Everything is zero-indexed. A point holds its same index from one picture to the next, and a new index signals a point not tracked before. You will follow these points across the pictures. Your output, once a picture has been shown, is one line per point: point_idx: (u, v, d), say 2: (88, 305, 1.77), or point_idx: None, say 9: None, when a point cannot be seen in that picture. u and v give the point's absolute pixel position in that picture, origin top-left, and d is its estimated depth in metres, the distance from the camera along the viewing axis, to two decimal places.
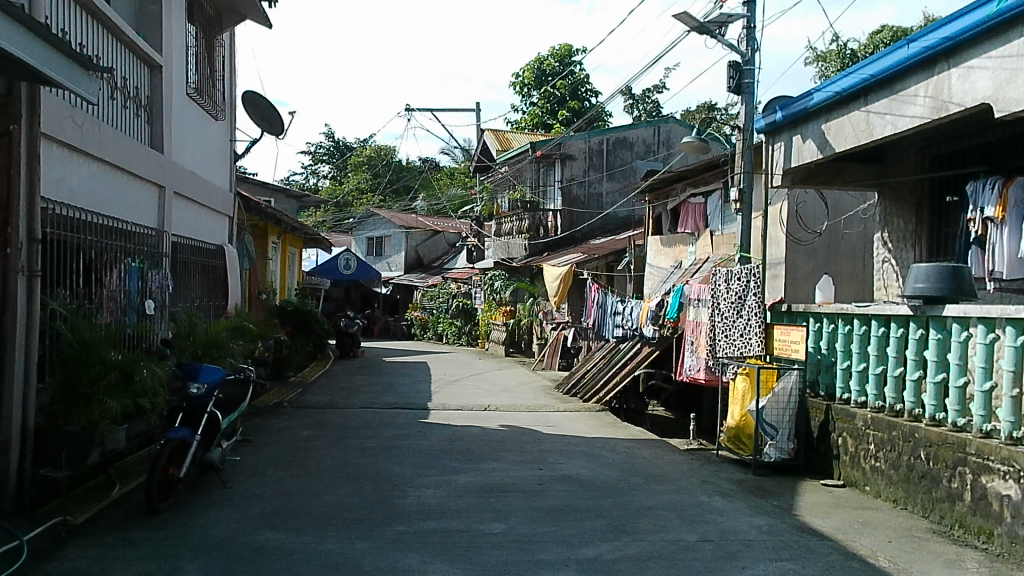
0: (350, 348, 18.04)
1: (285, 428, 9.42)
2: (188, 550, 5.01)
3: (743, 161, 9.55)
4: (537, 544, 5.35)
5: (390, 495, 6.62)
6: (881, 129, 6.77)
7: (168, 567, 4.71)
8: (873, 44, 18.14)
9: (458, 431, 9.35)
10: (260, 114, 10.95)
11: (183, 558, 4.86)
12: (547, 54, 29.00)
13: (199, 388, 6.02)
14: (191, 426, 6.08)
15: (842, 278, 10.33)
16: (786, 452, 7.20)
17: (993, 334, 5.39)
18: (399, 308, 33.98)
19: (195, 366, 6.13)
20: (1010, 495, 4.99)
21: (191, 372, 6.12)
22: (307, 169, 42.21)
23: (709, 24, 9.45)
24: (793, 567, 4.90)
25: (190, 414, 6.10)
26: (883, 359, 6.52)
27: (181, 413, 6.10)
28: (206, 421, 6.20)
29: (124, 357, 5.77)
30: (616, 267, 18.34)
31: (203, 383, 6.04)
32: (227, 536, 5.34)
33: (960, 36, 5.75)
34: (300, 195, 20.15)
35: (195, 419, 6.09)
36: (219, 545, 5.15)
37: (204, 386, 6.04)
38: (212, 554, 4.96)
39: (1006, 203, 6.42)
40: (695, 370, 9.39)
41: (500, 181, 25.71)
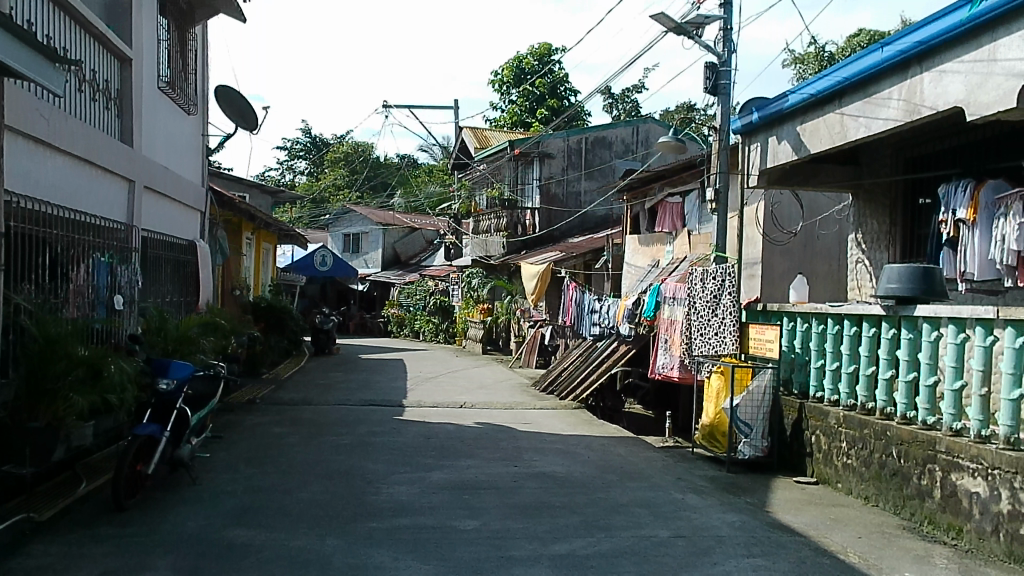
0: (326, 346, 17.94)
1: (258, 424, 9.37)
2: (156, 547, 4.97)
3: (719, 162, 9.54)
4: (511, 540, 5.38)
5: (363, 492, 6.59)
6: (855, 131, 6.87)
7: (136, 564, 4.66)
8: (850, 48, 18.40)
9: (434, 428, 9.36)
10: (233, 109, 10.84)
11: (151, 555, 4.82)
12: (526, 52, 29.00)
13: (167, 384, 5.99)
14: (160, 421, 6.04)
15: (817, 276, 10.45)
16: (760, 449, 7.27)
17: (963, 335, 5.50)
18: (376, 305, 33.88)
19: (164, 362, 6.11)
20: (978, 493, 5.10)
21: (160, 368, 6.09)
22: (282, 165, 41.93)
23: (687, 25, 9.50)
24: (764, 563, 4.96)
25: (159, 410, 6.06)
26: (856, 358, 6.62)
27: (150, 409, 6.06)
28: (176, 417, 6.14)
29: (90, 352, 5.72)
30: (593, 265, 18.47)
31: (173, 378, 6.03)
32: (197, 532, 5.31)
33: (932, 41, 5.87)
34: (275, 191, 20.05)
35: (164, 415, 6.05)
36: (187, 542, 5.11)
37: (173, 381, 6.02)
38: (181, 551, 4.92)
39: (977, 205, 6.55)
40: (669, 368, 9.48)
41: (479, 179, 25.70)
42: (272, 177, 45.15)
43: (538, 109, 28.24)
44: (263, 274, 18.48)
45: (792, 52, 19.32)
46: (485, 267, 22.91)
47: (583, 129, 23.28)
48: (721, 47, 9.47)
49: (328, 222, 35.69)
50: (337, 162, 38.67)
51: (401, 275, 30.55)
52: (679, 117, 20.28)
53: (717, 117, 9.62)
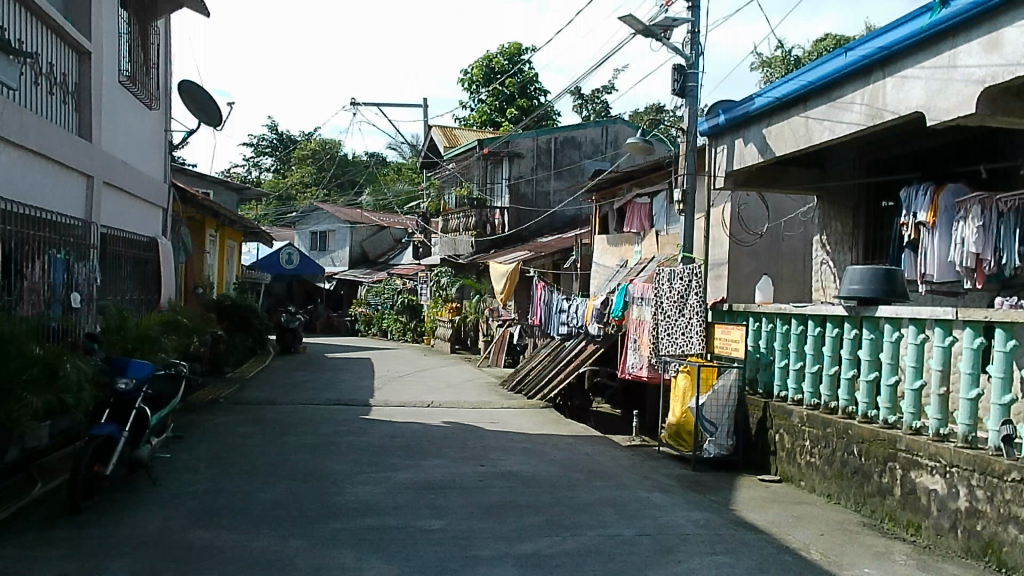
0: (292, 344, 17.77)
1: (222, 424, 9.27)
2: (115, 549, 4.90)
3: (687, 163, 9.56)
4: (476, 539, 5.38)
5: (327, 492, 6.54)
6: (820, 134, 6.97)
7: (91, 566, 4.60)
8: (817, 52, 18.69)
9: (401, 427, 9.33)
10: (196, 104, 10.71)
11: (107, 557, 4.74)
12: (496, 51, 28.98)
13: (127, 383, 5.92)
14: (118, 421, 5.96)
15: (783, 277, 10.59)
16: (725, 448, 7.35)
17: (923, 335, 5.63)
18: (343, 303, 33.71)
19: (123, 361, 6.05)
20: (936, 490, 5.21)
21: (119, 367, 6.03)
22: (248, 162, 41.52)
23: (654, 28, 9.58)
24: (727, 561, 5.03)
25: (117, 410, 5.98)
26: (820, 357, 6.72)
27: (107, 409, 5.97)
28: (135, 417, 6.05)
29: (45, 351, 5.61)
30: (562, 264, 18.53)
31: (132, 377, 5.96)
32: (156, 534, 5.23)
33: (893, 47, 5.99)
34: (241, 188, 19.84)
35: (123, 415, 5.98)
36: (146, 543, 5.05)
37: (132, 381, 5.95)
38: (138, 553, 4.86)
39: (937, 209, 6.70)
40: (638, 368, 9.53)
41: (448, 177, 25.64)
42: (238, 174, 44.68)
43: (507, 109, 28.30)
44: (227, 272, 18.27)
45: (758, 55, 19.59)
46: (453, 266, 22.89)
47: (553, 129, 23.33)
48: (688, 50, 9.57)
49: (294, 220, 35.39)
50: (304, 159, 38.38)
51: (369, 274, 30.41)
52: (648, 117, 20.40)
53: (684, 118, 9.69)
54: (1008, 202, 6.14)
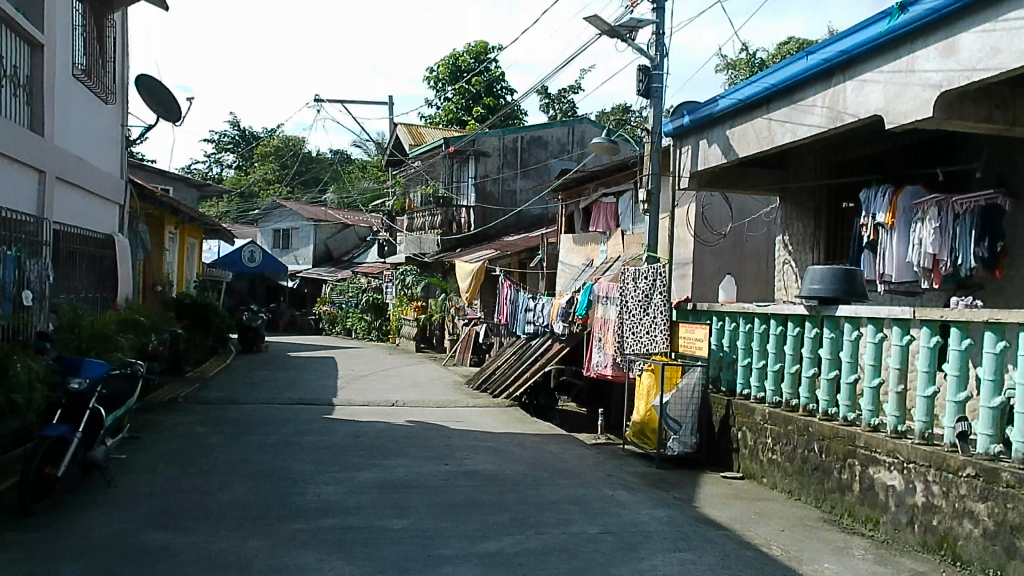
0: (254, 344, 17.55)
1: (180, 424, 9.11)
2: (68, 552, 4.80)
3: (652, 163, 9.61)
4: (439, 539, 5.37)
5: (288, 492, 6.48)
6: (782, 136, 7.07)
7: (41, 570, 4.50)
8: (781, 54, 18.95)
9: (364, 426, 9.27)
10: (155, 99, 10.52)
11: (60, 561, 4.65)
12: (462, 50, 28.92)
13: (80, 382, 5.78)
14: (71, 421, 5.81)
15: (746, 277, 10.75)
16: (689, 446, 7.43)
17: (881, 334, 5.75)
18: (306, 301, 33.43)
19: (76, 362, 5.89)
20: (894, 486, 5.32)
21: (71, 367, 5.87)
22: (209, 158, 40.96)
23: (620, 28, 9.64)
24: (689, 557, 5.08)
25: (70, 410, 5.84)
26: (781, 356, 6.82)
27: (60, 410, 5.82)
28: (90, 417, 5.93)
29: None
30: (528, 263, 18.56)
31: (85, 377, 5.82)
32: (110, 536, 5.14)
33: (854, 50, 6.09)
34: (202, 185, 19.56)
35: (76, 415, 5.83)
36: (100, 545, 4.96)
37: (86, 380, 5.80)
38: (92, 555, 4.77)
39: (896, 210, 6.84)
40: (602, 366, 9.60)
41: (413, 175, 25.54)
42: (198, 170, 44.07)
43: (473, 108, 28.24)
44: (187, 270, 18.02)
45: (724, 57, 19.78)
46: (419, 264, 22.86)
47: (519, 128, 23.33)
48: (653, 51, 9.63)
49: (256, 217, 35.00)
50: (267, 156, 37.96)
51: (334, 272, 30.24)
52: (615, 117, 20.50)
53: (649, 119, 9.74)
54: (964, 204, 6.30)
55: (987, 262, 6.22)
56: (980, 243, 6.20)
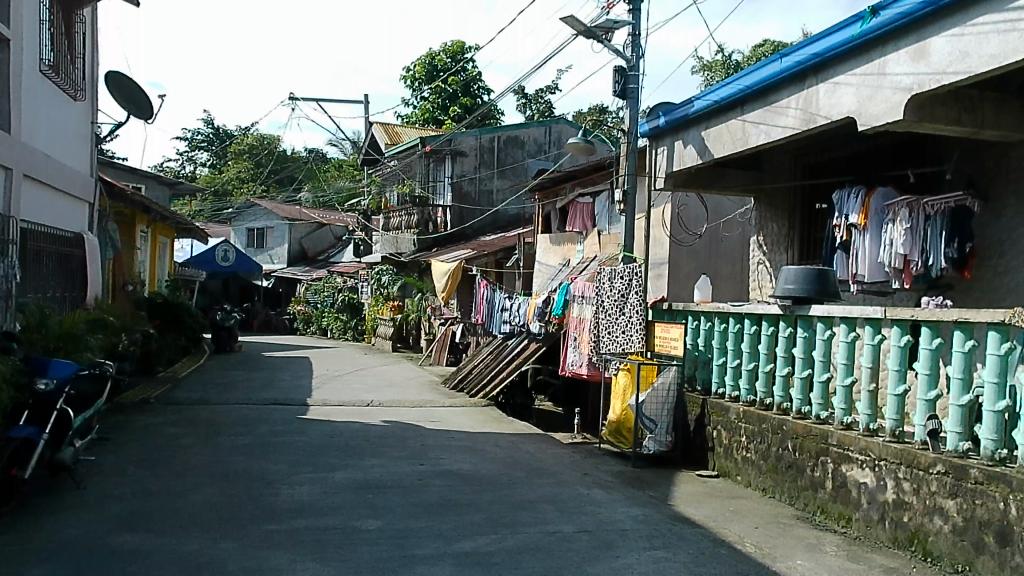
0: (228, 344, 17.40)
1: (151, 425, 9.01)
2: (35, 555, 4.73)
3: (628, 163, 9.66)
4: (414, 539, 5.36)
5: (261, 493, 6.43)
6: (756, 138, 7.13)
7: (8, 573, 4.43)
8: (757, 56, 19.13)
9: (339, 426, 9.22)
10: (125, 96, 10.38)
11: (27, 564, 4.59)
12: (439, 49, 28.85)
13: (47, 383, 5.75)
14: (37, 422, 5.75)
15: (721, 277, 10.82)
16: (664, 445, 7.49)
17: (853, 334, 5.83)
18: (281, 301, 33.21)
19: (43, 362, 5.94)
20: (866, 483, 5.40)
21: (38, 368, 5.91)
22: (182, 156, 40.54)
23: (596, 29, 9.67)
24: (664, 555, 5.11)
25: (36, 411, 5.78)
26: (756, 355, 6.88)
27: (25, 410, 5.77)
28: (57, 418, 5.88)
29: None
30: (505, 263, 18.57)
31: (52, 377, 5.80)
32: (79, 539, 5.08)
33: (826, 53, 6.17)
34: (175, 183, 19.35)
35: (42, 416, 5.77)
36: (69, 548, 4.90)
37: (52, 381, 5.78)
38: (60, 558, 4.71)
39: (868, 211, 6.93)
40: (577, 365, 9.65)
41: (389, 175, 25.47)
42: (172, 168, 43.63)
43: (451, 107, 28.17)
44: (159, 269, 17.82)
45: (701, 59, 19.93)
46: (396, 264, 22.80)
47: (496, 128, 23.32)
48: (630, 52, 9.68)
49: (230, 216, 34.71)
50: (241, 154, 37.67)
51: (309, 271, 30.08)
52: (592, 117, 20.57)
53: (625, 119, 9.79)
54: (935, 205, 6.40)
55: (958, 262, 6.32)
56: (951, 244, 6.30)
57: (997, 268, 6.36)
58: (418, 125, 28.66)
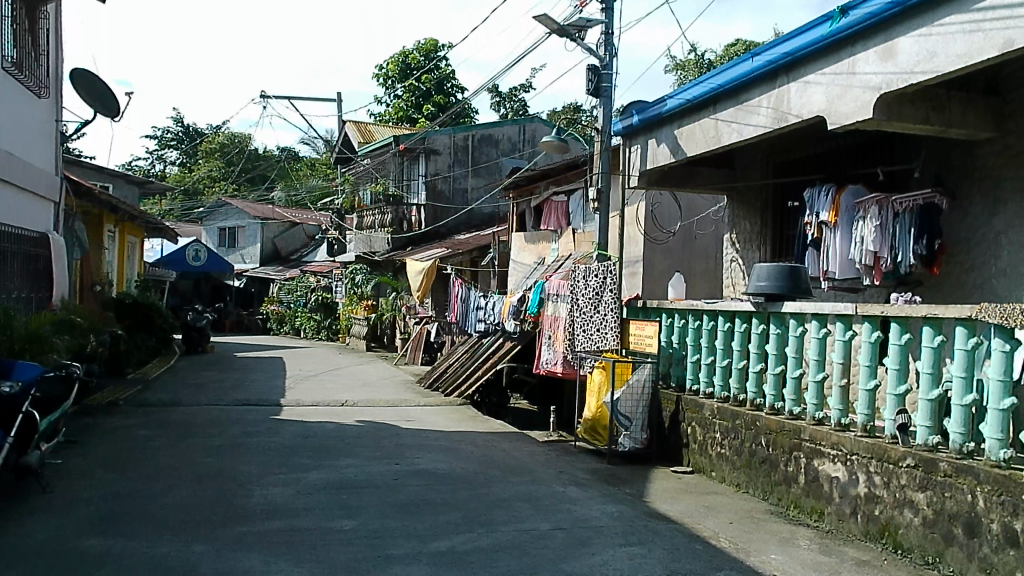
0: (198, 344, 17.19)
1: (120, 427, 8.89)
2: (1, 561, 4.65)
3: (601, 162, 9.69)
4: (388, 539, 5.34)
5: (233, 495, 6.37)
6: (728, 136, 7.19)
7: None
8: (729, 56, 19.28)
9: (312, 427, 9.16)
10: (92, 94, 10.22)
11: None
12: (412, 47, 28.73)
13: (12, 385, 5.61)
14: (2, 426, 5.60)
15: (695, 274, 10.90)
16: (639, 442, 7.54)
17: (825, 329, 5.90)
18: (253, 301, 32.92)
19: (9, 365, 5.81)
20: (838, 477, 5.47)
21: (4, 371, 5.77)
22: (151, 155, 40.03)
23: (569, 28, 9.69)
24: (639, 551, 5.14)
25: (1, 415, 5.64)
26: (729, 352, 6.93)
27: None
28: (23, 421, 5.74)
29: None
30: (480, 262, 18.57)
31: (17, 380, 5.66)
32: (47, 543, 5.00)
33: (797, 53, 6.24)
34: (143, 182, 19.11)
35: (8, 419, 5.64)
36: (36, 553, 4.82)
37: (18, 384, 5.65)
38: (26, 564, 4.63)
39: (838, 209, 7.02)
40: (553, 363, 9.67)
41: (363, 173, 25.36)
42: (140, 167, 43.08)
43: (424, 105, 28.09)
44: (128, 269, 17.58)
45: (673, 58, 20.04)
46: (369, 263, 22.71)
47: (470, 127, 23.31)
48: (602, 51, 9.71)
49: (201, 215, 34.36)
50: (211, 153, 37.31)
51: (281, 271, 29.83)
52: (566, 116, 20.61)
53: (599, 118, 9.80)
54: (903, 203, 6.50)
55: (926, 259, 6.42)
56: (920, 241, 6.39)
57: (964, 263, 6.47)
58: (391, 124, 28.55)
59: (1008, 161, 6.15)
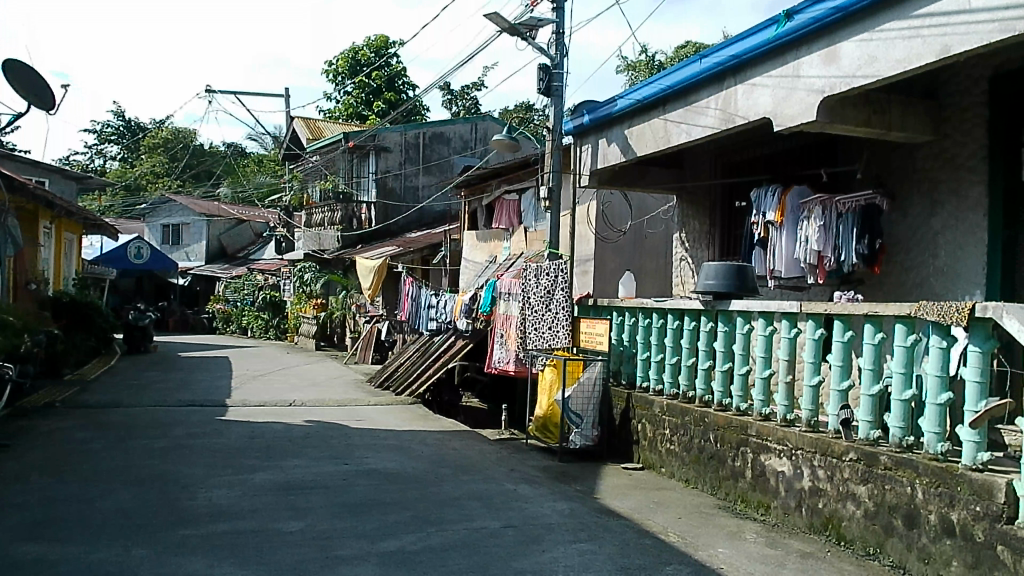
0: (141, 344, 16.76)
1: (57, 430, 8.62)
2: None
3: (553, 161, 9.73)
4: (336, 539, 5.29)
5: (177, 497, 6.24)
6: (677, 136, 7.29)
7: None
8: (679, 57, 19.50)
9: (260, 427, 9.02)
10: (27, 87, 9.88)
11: None
12: (362, 43, 28.46)
13: None
14: None
15: (645, 272, 11.00)
16: (590, 439, 7.58)
17: (771, 327, 6.02)
18: (199, 300, 32.30)
19: None
20: (783, 471, 5.58)
21: None
22: (91, 149, 38.96)
23: (521, 26, 9.70)
24: (589, 548, 5.18)
25: None
26: (679, 349, 7.03)
27: None
28: None
29: None
30: (432, 260, 18.49)
31: None
32: None
33: (744, 55, 6.36)
34: (82, 177, 18.57)
35: None
36: None
37: None
38: None
39: (784, 209, 7.18)
40: (505, 361, 9.68)
41: (312, 170, 25.06)
42: (79, 162, 41.91)
43: (374, 102, 27.87)
44: (65, 267, 17.05)
45: (625, 58, 20.19)
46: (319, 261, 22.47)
47: (421, 124, 23.20)
48: (553, 50, 9.74)
49: (142, 212, 33.56)
50: (154, 148, 36.48)
51: (227, 269, 29.28)
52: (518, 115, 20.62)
53: (550, 117, 9.84)
54: (846, 204, 6.64)
55: (868, 258, 6.59)
56: (862, 241, 6.57)
57: (904, 262, 6.66)
58: (341, 121, 28.27)
59: (944, 164, 6.36)
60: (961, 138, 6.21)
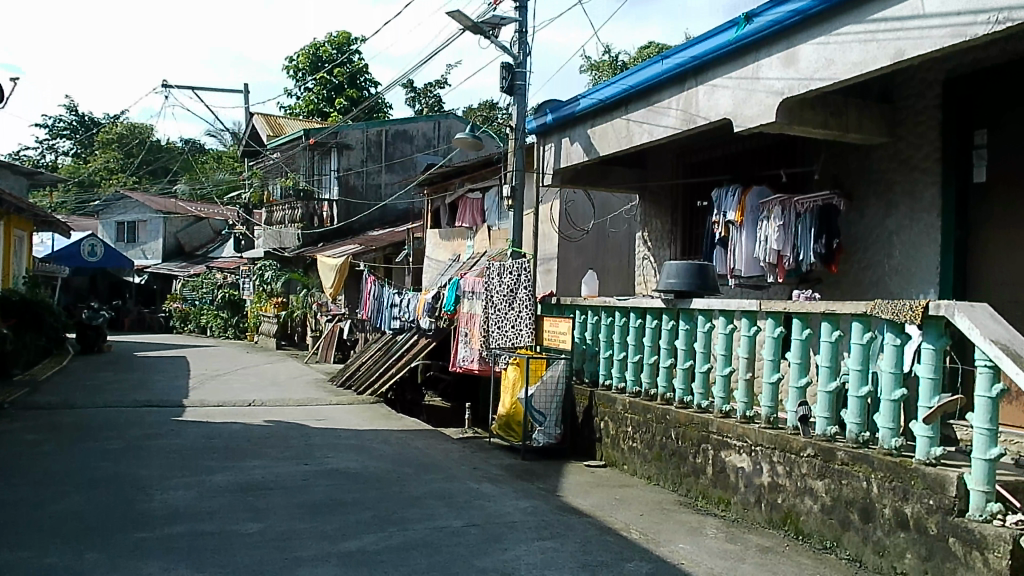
0: (95, 344, 16.41)
1: (7, 432, 8.39)
2: None
3: (516, 160, 9.73)
4: (296, 540, 5.24)
5: (132, 500, 6.12)
6: (640, 136, 7.33)
7: None
8: (642, 58, 19.62)
9: (218, 428, 8.88)
10: None
11: None
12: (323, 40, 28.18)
13: None
14: None
15: (607, 271, 11.07)
16: (553, 437, 7.62)
17: (731, 325, 6.09)
18: (155, 298, 31.73)
19: None
20: (743, 467, 5.66)
21: None
22: (42, 144, 38.04)
23: (483, 24, 9.69)
24: (552, 545, 5.20)
25: None
26: (641, 347, 7.09)
27: None
28: None
29: None
30: (394, 259, 18.38)
31: None
32: None
33: (704, 56, 6.43)
34: (32, 172, 18.12)
35: None
36: None
37: None
38: None
39: (744, 209, 7.28)
40: (468, 360, 9.67)
41: (273, 168, 24.77)
42: (31, 157, 40.87)
43: (336, 99, 27.63)
44: (15, 264, 16.61)
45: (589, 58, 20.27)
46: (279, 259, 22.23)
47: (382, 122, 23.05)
48: (516, 49, 9.75)
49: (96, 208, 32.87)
50: (109, 143, 35.74)
51: (184, 267, 28.79)
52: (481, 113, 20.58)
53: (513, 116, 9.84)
54: (804, 204, 6.75)
55: (825, 257, 6.70)
56: (819, 240, 6.67)
57: (860, 261, 6.78)
58: (301, 118, 27.98)
59: (898, 165, 6.49)
60: (915, 141, 6.34)
